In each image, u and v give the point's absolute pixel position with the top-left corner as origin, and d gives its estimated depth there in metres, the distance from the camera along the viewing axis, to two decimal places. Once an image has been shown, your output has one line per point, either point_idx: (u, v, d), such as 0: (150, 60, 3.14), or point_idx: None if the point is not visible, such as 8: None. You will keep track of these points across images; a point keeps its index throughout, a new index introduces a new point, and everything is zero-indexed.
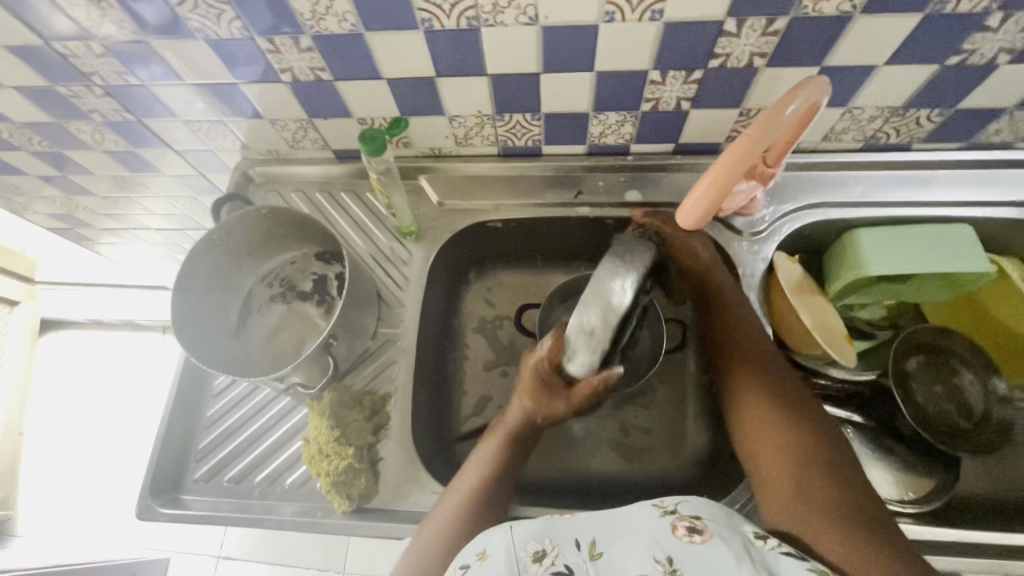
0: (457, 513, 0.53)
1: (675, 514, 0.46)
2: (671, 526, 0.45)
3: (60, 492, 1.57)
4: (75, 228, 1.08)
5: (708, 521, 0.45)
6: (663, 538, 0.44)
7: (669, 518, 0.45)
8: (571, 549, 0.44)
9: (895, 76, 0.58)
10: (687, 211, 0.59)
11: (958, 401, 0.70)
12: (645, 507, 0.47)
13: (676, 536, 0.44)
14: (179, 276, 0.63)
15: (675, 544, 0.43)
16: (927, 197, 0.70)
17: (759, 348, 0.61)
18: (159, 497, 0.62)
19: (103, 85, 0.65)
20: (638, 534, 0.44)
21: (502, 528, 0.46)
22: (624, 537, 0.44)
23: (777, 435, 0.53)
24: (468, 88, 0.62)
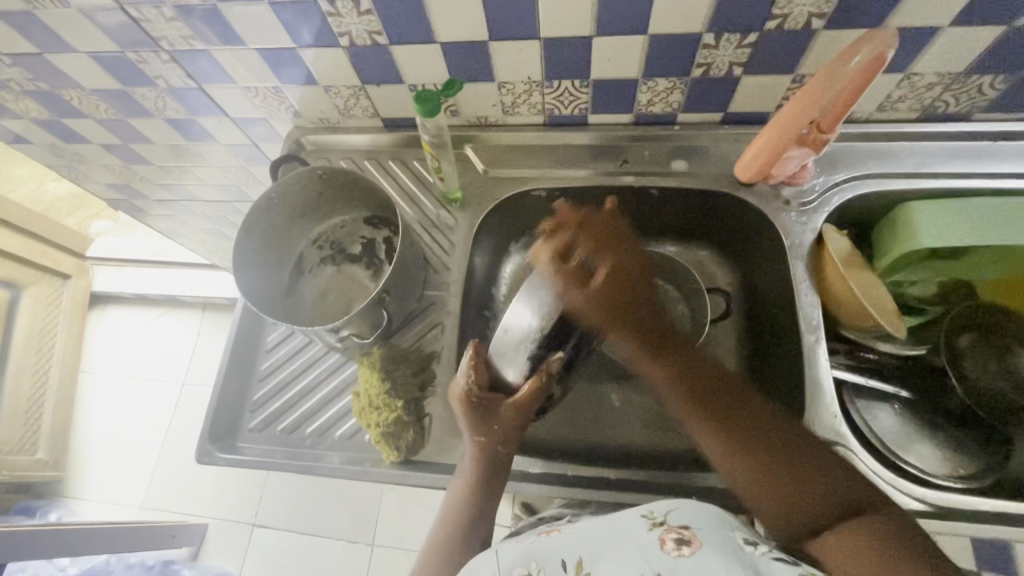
0: (444, 538, 0.57)
1: (664, 528, 0.47)
2: (659, 540, 0.46)
3: (106, 457, 1.64)
4: (130, 199, 1.13)
5: (698, 530, 0.47)
6: (653, 554, 0.45)
7: (658, 533, 0.47)
8: (556, 568, 0.46)
9: (959, 38, 0.56)
10: (749, 158, 0.66)
11: (1012, 380, 0.67)
12: (637, 520, 0.49)
13: (665, 551, 0.45)
14: (240, 233, 0.65)
15: (664, 559, 0.44)
16: (986, 169, 0.68)
17: (726, 380, 0.57)
18: (217, 443, 0.66)
19: (170, 51, 0.68)
20: (629, 549, 0.46)
21: (489, 556, 0.49)
22: (613, 556, 0.46)
23: (758, 484, 0.51)
24: (520, 53, 0.63)
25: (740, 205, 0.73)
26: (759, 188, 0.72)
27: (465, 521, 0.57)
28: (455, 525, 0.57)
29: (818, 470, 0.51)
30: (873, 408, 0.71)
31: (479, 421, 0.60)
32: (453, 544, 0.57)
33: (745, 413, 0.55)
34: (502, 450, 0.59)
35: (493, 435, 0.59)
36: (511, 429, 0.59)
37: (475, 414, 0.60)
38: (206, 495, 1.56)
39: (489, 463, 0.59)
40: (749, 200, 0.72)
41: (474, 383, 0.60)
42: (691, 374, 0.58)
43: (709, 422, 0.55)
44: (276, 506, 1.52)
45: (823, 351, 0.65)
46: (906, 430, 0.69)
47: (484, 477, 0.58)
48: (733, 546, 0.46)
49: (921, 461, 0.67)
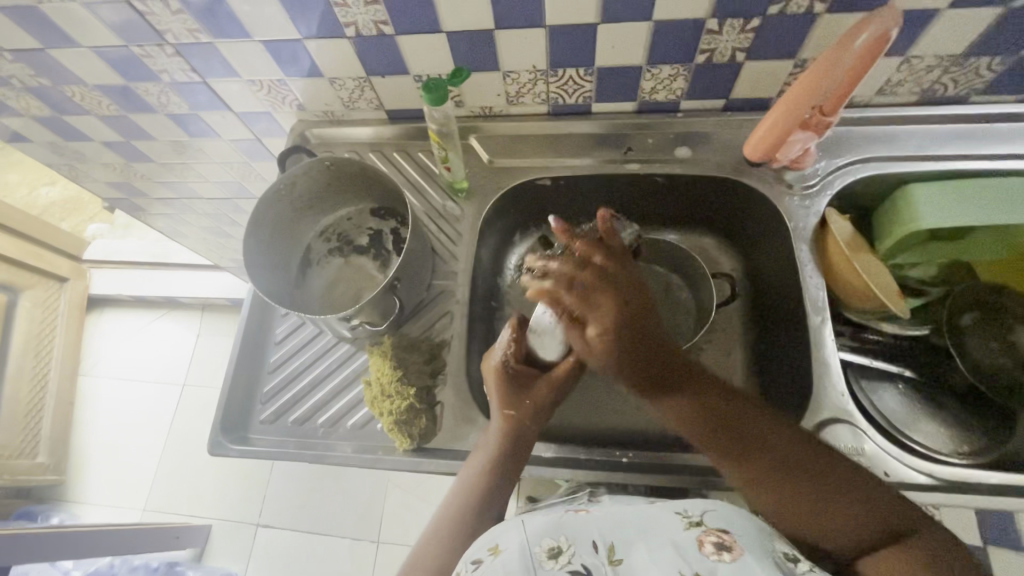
0: (458, 510, 0.56)
1: (702, 529, 0.47)
2: (697, 541, 0.46)
3: (107, 460, 1.63)
4: (130, 198, 1.13)
5: (737, 535, 0.47)
6: (691, 552, 0.45)
7: (695, 534, 0.47)
8: (588, 549, 0.46)
9: (958, 20, 0.57)
10: (757, 136, 0.66)
11: (1015, 356, 0.68)
12: (673, 519, 0.50)
13: (703, 553, 0.45)
14: (249, 223, 0.65)
15: (704, 562, 0.44)
16: (983, 150, 0.69)
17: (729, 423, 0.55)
18: (229, 435, 0.66)
19: (174, 44, 0.68)
20: (663, 541, 0.47)
21: (515, 524, 0.50)
22: (644, 544, 0.47)
23: (799, 512, 0.51)
24: (526, 41, 0.64)
25: (742, 190, 0.74)
26: (763, 173, 0.72)
27: (487, 487, 0.56)
28: (478, 487, 0.56)
29: (855, 501, 0.50)
30: (876, 387, 0.71)
31: (515, 394, 0.60)
32: (472, 506, 0.56)
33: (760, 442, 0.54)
34: (530, 423, 0.59)
35: (522, 408, 0.59)
36: (544, 407, 0.61)
37: (507, 388, 0.60)
38: (209, 496, 1.56)
39: (516, 436, 0.59)
40: (752, 184, 0.72)
41: (510, 355, 0.62)
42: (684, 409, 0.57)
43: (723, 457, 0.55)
44: (280, 505, 1.52)
45: (829, 331, 0.65)
46: (911, 408, 0.70)
47: (508, 449, 0.58)
48: (772, 554, 0.46)
49: (926, 439, 0.68)
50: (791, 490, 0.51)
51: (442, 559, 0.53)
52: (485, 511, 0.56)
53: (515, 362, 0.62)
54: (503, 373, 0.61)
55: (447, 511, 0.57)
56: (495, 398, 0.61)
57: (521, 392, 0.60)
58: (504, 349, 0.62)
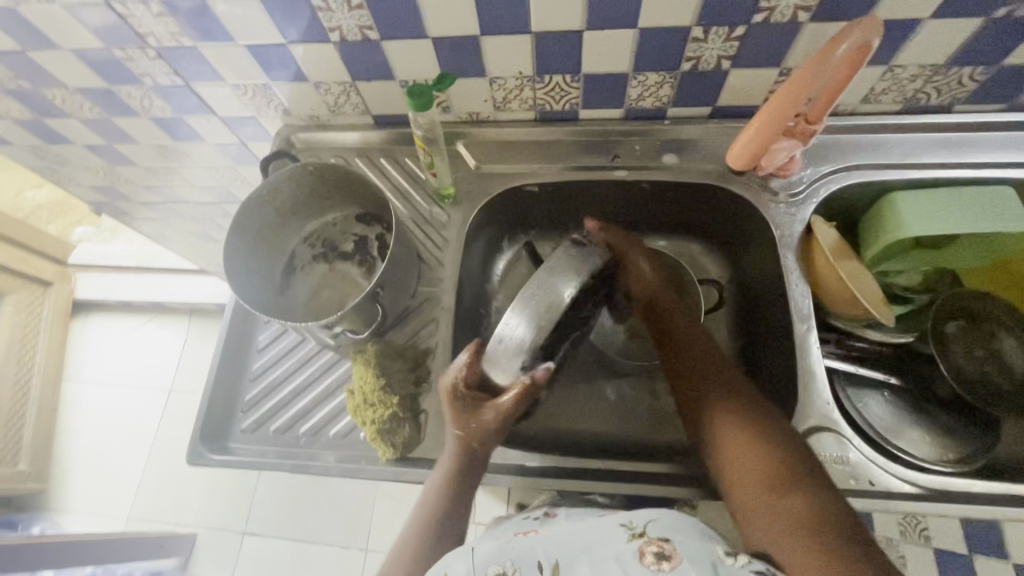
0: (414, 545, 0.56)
1: (644, 539, 0.46)
2: (638, 553, 0.45)
3: (90, 468, 1.61)
4: (114, 202, 1.11)
5: (677, 543, 0.45)
6: (631, 569, 0.43)
7: (637, 545, 0.45)
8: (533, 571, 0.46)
9: (940, 30, 0.58)
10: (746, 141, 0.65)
11: (999, 364, 0.69)
12: (616, 530, 0.48)
13: (643, 564, 0.44)
14: (231, 230, 0.64)
15: (643, 575, 0.43)
16: (967, 159, 0.70)
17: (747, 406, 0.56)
18: (209, 444, 0.64)
19: (156, 48, 0.67)
20: (605, 556, 0.45)
21: (464, 552, 0.49)
22: (589, 560, 0.45)
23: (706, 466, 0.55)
24: (512, 47, 0.63)
25: (729, 198, 0.74)
26: (748, 180, 0.72)
27: (445, 506, 0.56)
28: (434, 521, 0.56)
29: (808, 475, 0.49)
30: (862, 395, 0.72)
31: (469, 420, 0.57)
32: (424, 539, 0.56)
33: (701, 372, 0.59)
34: (481, 446, 0.58)
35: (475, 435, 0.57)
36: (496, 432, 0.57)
37: (458, 413, 0.57)
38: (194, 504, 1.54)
39: (467, 459, 0.58)
40: (738, 192, 0.72)
41: (461, 382, 0.57)
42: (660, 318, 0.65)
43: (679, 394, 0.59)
44: (266, 512, 1.50)
45: (814, 340, 0.65)
46: (896, 416, 0.71)
47: (462, 470, 0.58)
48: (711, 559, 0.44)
49: (912, 446, 0.69)
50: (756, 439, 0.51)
51: None
52: (443, 531, 0.56)
53: (467, 387, 0.58)
54: (454, 400, 0.58)
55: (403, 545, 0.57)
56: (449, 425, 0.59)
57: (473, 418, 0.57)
58: (455, 374, 0.58)
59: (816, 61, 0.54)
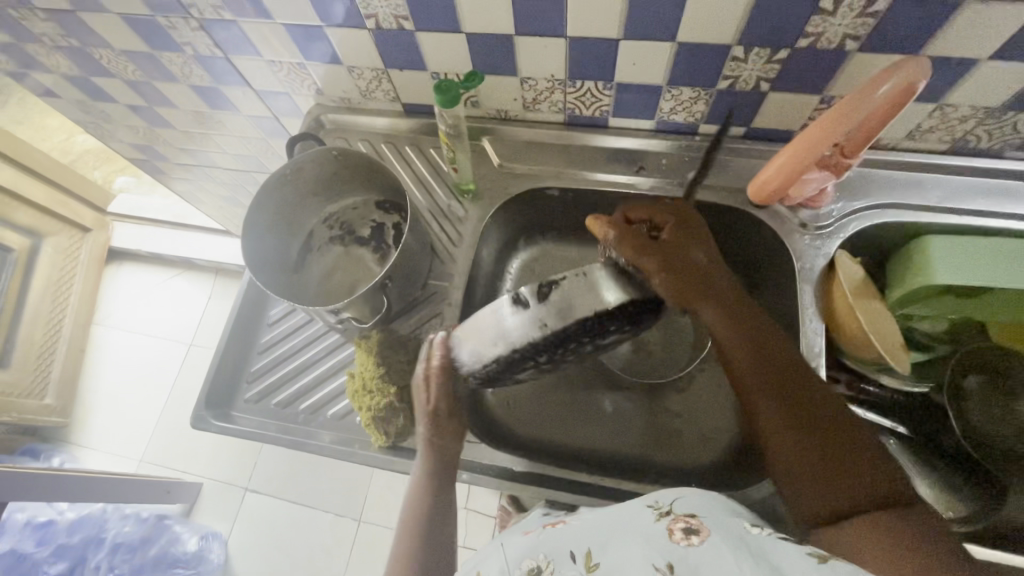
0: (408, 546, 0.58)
1: (671, 517, 0.46)
2: (667, 530, 0.44)
3: (111, 409, 1.68)
4: (152, 160, 1.15)
5: (704, 518, 0.45)
6: (660, 544, 0.43)
7: (664, 523, 0.45)
8: (566, 563, 0.46)
9: (997, 72, 0.55)
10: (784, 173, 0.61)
11: (1013, 426, 0.67)
12: (642, 509, 0.48)
13: (673, 541, 0.43)
14: (252, 206, 0.66)
15: (675, 549, 0.42)
16: (1011, 209, 0.66)
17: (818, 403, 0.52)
18: (212, 410, 0.67)
19: (199, 19, 0.68)
20: (632, 533, 0.45)
21: (495, 547, 0.56)
22: (619, 544, 0.45)
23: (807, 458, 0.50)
24: (545, 49, 0.62)
25: (751, 223, 0.72)
26: (775, 207, 0.70)
27: (427, 504, 0.59)
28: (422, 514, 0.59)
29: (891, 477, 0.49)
30: None
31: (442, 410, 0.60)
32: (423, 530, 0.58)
33: (803, 377, 0.54)
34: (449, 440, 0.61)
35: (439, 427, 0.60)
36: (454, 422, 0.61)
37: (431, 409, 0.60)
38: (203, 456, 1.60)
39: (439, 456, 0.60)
40: (762, 219, 0.70)
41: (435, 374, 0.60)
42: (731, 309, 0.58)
43: (769, 392, 0.53)
44: (269, 472, 1.55)
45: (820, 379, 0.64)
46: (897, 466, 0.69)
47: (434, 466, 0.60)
48: (740, 534, 0.44)
49: None
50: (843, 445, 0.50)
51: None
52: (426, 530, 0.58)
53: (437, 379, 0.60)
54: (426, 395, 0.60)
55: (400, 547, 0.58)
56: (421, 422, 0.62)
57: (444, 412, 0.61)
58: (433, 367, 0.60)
59: (849, 104, 0.53)
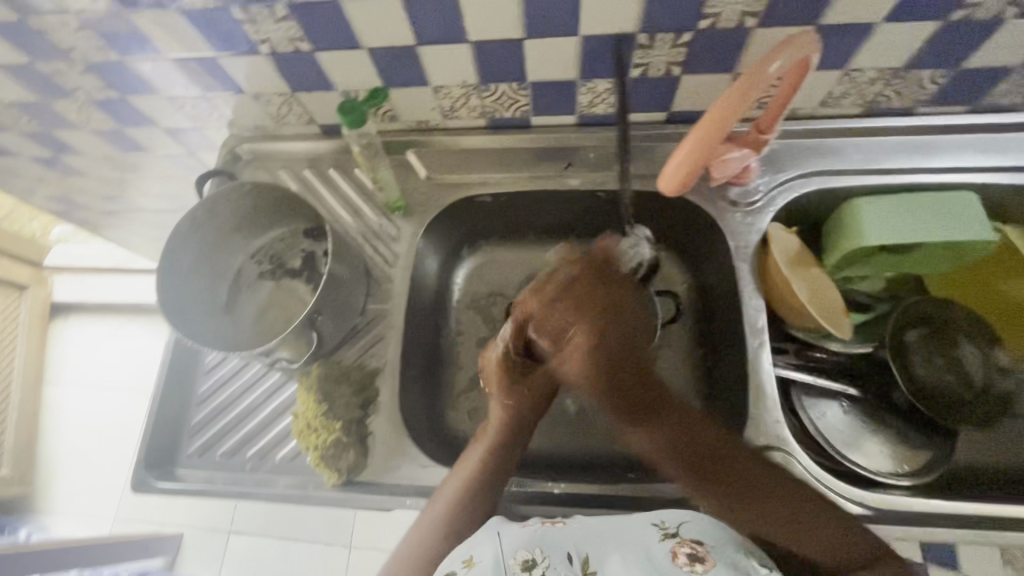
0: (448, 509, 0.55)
1: (676, 540, 0.46)
2: (671, 553, 0.45)
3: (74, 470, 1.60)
4: (74, 211, 1.09)
5: (710, 546, 0.45)
6: (662, 565, 0.44)
7: (669, 545, 0.46)
8: (562, 561, 0.45)
9: (893, 34, 0.55)
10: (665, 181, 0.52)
11: (958, 372, 0.69)
12: (648, 529, 0.48)
13: (677, 564, 0.44)
14: (165, 254, 0.63)
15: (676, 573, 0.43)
16: (931, 163, 0.67)
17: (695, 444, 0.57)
18: (155, 471, 0.63)
19: (84, 62, 0.64)
20: (637, 552, 0.45)
21: (490, 535, 0.49)
22: (619, 553, 0.45)
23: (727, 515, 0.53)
24: (451, 57, 0.61)
25: (684, 207, 0.72)
26: (704, 188, 0.70)
27: (485, 477, 0.57)
28: (468, 488, 0.56)
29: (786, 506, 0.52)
30: (819, 405, 0.70)
31: (513, 386, 0.64)
32: (460, 502, 0.55)
33: (691, 427, 0.58)
34: (524, 419, 0.63)
35: (518, 398, 0.64)
36: (536, 400, 0.65)
37: (506, 380, 0.65)
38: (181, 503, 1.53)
39: (511, 426, 0.62)
40: (695, 201, 0.70)
41: (510, 348, 0.66)
42: (670, 433, 0.58)
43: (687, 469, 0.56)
44: (252, 512, 1.50)
45: (766, 354, 0.64)
46: (854, 427, 0.69)
47: (506, 439, 0.60)
48: (743, 564, 0.44)
49: (870, 460, 0.67)
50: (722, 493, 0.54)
51: (437, 544, 0.54)
52: (473, 508, 0.55)
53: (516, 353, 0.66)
54: (504, 364, 0.65)
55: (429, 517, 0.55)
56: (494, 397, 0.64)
57: (518, 383, 0.65)
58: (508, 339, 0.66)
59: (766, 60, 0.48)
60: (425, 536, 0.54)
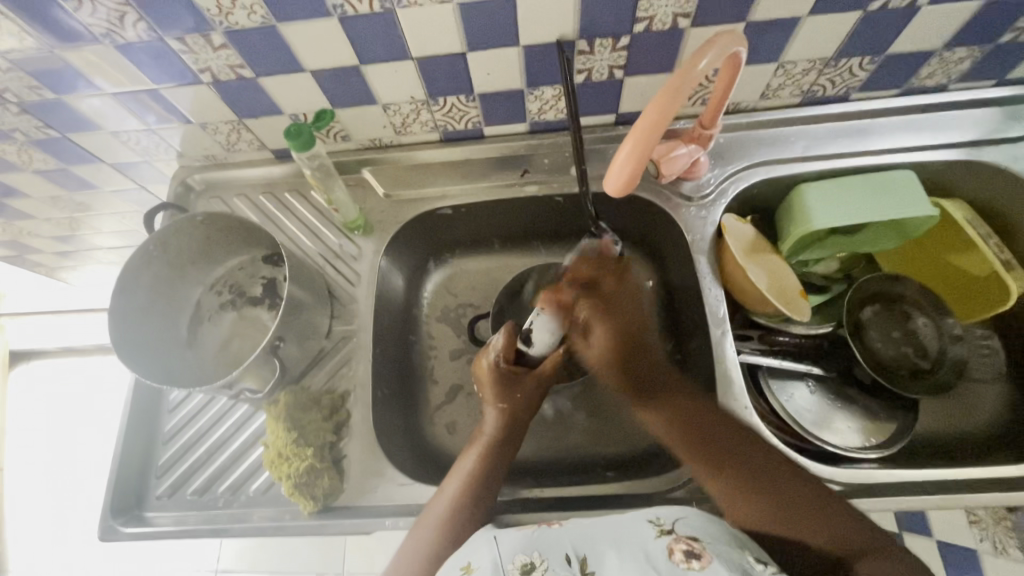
0: (449, 510, 0.55)
1: (672, 537, 0.46)
2: (668, 549, 0.44)
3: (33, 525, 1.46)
4: (26, 255, 1.05)
5: (706, 543, 0.45)
6: (658, 561, 0.44)
7: (665, 541, 0.45)
8: (560, 563, 0.45)
9: (819, 25, 0.58)
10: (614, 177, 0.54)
11: (913, 344, 0.71)
12: (643, 525, 0.48)
13: (672, 560, 0.44)
14: (116, 292, 0.62)
15: (672, 569, 0.43)
16: (870, 146, 0.70)
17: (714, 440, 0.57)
18: (122, 516, 0.61)
19: (18, 103, 0.63)
20: (633, 550, 0.45)
21: (486, 540, 0.49)
22: (615, 554, 0.45)
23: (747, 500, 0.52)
24: (396, 73, 0.61)
25: (641, 205, 0.73)
26: (658, 185, 0.72)
27: (482, 475, 0.57)
28: (467, 487, 0.56)
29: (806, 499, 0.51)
30: (787, 387, 0.71)
31: (506, 392, 0.64)
32: (461, 501, 0.55)
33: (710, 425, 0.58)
34: (524, 416, 0.63)
35: (515, 401, 0.63)
36: (532, 400, 0.64)
37: (500, 385, 0.64)
38: (146, 551, 1.33)
39: (511, 424, 0.62)
40: (651, 199, 0.72)
41: (501, 357, 0.65)
42: (676, 409, 0.61)
43: (712, 471, 0.55)
44: None
45: (729, 343, 0.66)
46: (821, 406, 0.71)
47: (502, 443, 0.60)
48: (742, 563, 0.44)
49: (840, 438, 0.69)
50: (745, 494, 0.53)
51: (433, 540, 0.54)
52: (474, 505, 0.55)
53: (507, 362, 0.65)
54: (495, 371, 0.64)
55: (431, 521, 0.55)
56: (489, 401, 0.63)
57: (513, 388, 0.64)
58: (499, 349, 0.65)
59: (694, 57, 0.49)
60: (426, 541, 0.54)
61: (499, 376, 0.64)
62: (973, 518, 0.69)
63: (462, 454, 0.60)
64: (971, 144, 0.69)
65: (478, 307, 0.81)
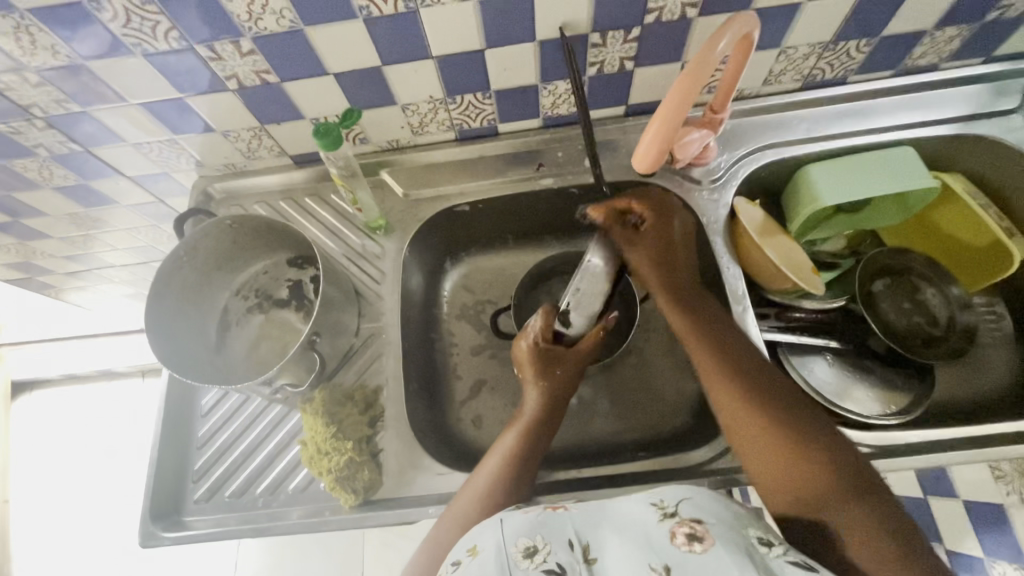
0: (487, 487, 0.56)
1: (676, 520, 0.45)
2: (670, 533, 0.43)
3: (40, 560, 1.42)
4: (35, 276, 1.04)
5: (710, 526, 0.44)
6: (660, 545, 0.43)
7: (667, 525, 0.44)
8: (563, 547, 0.43)
9: (820, 11, 0.61)
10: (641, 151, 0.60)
11: (924, 314, 0.74)
12: (646, 508, 0.47)
13: (675, 544, 0.43)
14: (149, 296, 0.63)
15: (674, 554, 0.42)
16: (869, 126, 0.73)
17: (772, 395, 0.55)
18: (161, 522, 0.62)
19: (44, 117, 0.64)
20: (635, 533, 0.44)
21: (493, 523, 0.47)
22: (618, 537, 0.44)
23: (789, 475, 0.50)
24: (416, 73, 0.63)
25: (654, 192, 0.75)
26: (670, 172, 0.74)
27: (525, 454, 0.58)
28: (508, 466, 0.57)
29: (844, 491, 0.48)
30: (806, 362, 0.73)
31: (548, 365, 0.64)
32: (500, 480, 0.56)
33: (767, 387, 0.56)
34: (563, 398, 0.64)
35: (556, 377, 0.64)
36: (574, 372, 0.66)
37: (539, 365, 0.65)
38: None
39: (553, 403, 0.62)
40: (663, 186, 0.74)
41: (540, 338, 0.66)
42: (720, 357, 0.59)
43: (743, 408, 0.55)
44: None
45: (751, 318, 0.68)
46: (839, 378, 0.72)
47: (543, 420, 0.61)
48: (745, 544, 0.43)
49: (859, 407, 0.70)
50: (783, 461, 0.51)
51: (467, 517, 0.54)
52: (513, 483, 0.57)
53: (545, 339, 0.66)
54: (533, 350, 0.65)
55: (471, 495, 0.56)
56: (535, 376, 0.64)
57: (552, 362, 0.65)
58: (537, 330, 0.66)
59: (714, 37, 0.51)
60: (462, 513, 0.55)
61: (541, 350, 0.65)
62: (998, 473, 0.68)
63: (501, 433, 0.62)
64: (965, 119, 0.72)
65: (496, 303, 0.82)
